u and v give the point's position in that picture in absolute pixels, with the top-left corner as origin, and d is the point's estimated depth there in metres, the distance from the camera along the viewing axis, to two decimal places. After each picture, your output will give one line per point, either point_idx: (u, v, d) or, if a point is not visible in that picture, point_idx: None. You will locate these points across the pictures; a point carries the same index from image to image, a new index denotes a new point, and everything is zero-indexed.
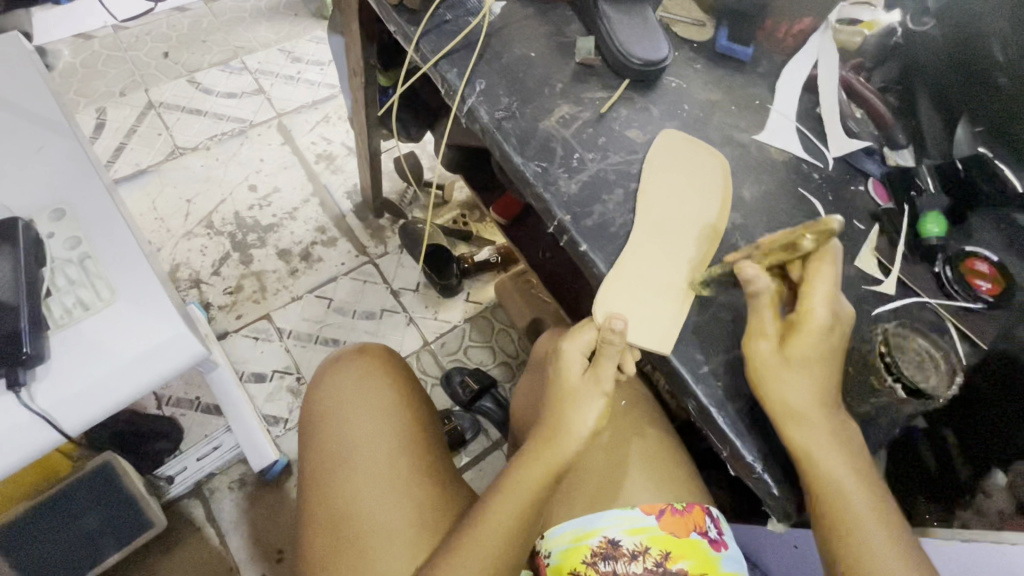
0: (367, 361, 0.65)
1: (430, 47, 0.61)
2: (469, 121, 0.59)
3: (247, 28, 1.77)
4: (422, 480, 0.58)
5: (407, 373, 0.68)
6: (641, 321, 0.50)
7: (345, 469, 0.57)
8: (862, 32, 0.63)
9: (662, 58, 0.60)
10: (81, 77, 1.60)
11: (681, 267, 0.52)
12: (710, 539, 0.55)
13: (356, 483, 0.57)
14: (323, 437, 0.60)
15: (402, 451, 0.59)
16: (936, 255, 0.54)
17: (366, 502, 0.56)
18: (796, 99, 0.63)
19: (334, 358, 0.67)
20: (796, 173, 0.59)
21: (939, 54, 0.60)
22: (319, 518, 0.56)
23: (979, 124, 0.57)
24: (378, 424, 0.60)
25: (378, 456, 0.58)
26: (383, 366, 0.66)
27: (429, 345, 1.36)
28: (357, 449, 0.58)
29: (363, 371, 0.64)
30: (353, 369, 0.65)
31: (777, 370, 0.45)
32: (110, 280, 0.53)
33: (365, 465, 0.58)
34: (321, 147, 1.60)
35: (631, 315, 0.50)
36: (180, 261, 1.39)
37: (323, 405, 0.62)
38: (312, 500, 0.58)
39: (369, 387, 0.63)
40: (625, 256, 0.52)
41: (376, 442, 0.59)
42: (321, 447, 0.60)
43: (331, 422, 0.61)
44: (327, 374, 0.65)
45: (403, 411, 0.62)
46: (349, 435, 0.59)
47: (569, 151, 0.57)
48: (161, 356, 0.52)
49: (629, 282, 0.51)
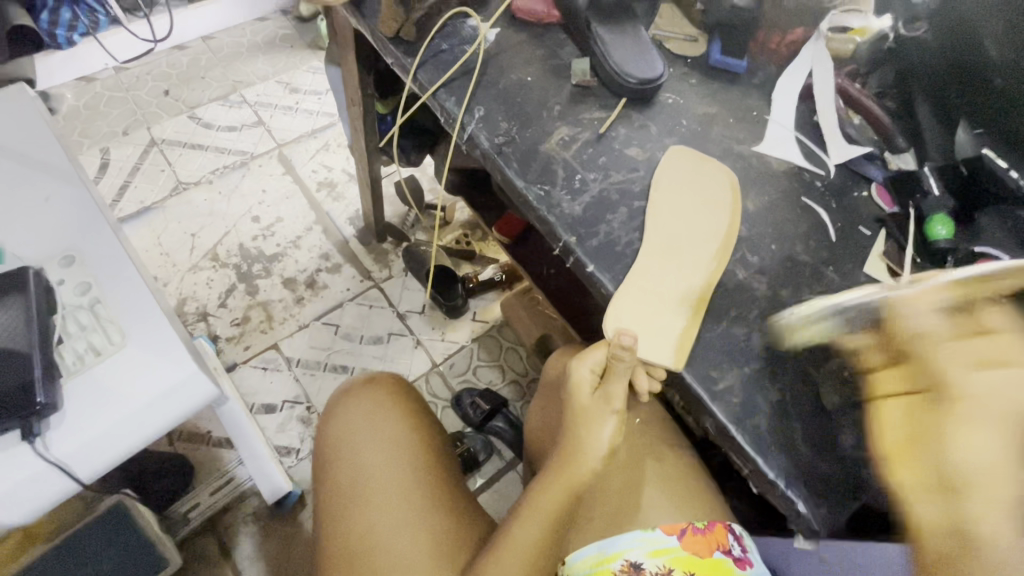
0: (379, 389, 0.65)
1: (428, 77, 0.62)
2: (470, 147, 0.59)
3: (245, 62, 1.80)
4: (440, 507, 0.57)
5: (418, 400, 0.67)
6: (652, 333, 0.49)
7: (362, 498, 0.57)
8: (854, 39, 0.64)
9: (658, 76, 0.61)
10: (85, 119, 1.63)
11: (692, 282, 0.51)
12: (734, 557, 0.53)
13: (372, 512, 0.56)
14: (337, 467, 0.60)
15: (419, 477, 0.59)
16: (947, 257, 0.54)
17: (384, 531, 0.55)
18: (793, 109, 0.63)
19: (346, 387, 0.67)
20: (798, 182, 0.59)
21: (935, 60, 0.58)
22: (335, 548, 0.55)
23: (979, 126, 0.55)
24: (393, 451, 0.60)
25: (393, 483, 0.58)
26: (394, 394, 0.66)
27: (438, 367, 1.36)
28: (372, 477, 0.58)
29: (376, 399, 0.64)
30: (366, 398, 0.65)
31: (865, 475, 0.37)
32: (120, 324, 0.54)
33: (382, 493, 0.57)
34: (322, 175, 1.61)
35: (640, 332, 0.49)
36: (186, 295, 1.40)
37: (336, 433, 0.62)
38: (328, 528, 0.57)
39: (384, 415, 0.63)
40: (631, 276, 0.51)
41: (392, 469, 0.59)
42: (336, 477, 0.59)
43: (346, 451, 0.60)
44: (339, 403, 0.65)
45: (418, 437, 0.62)
46: (364, 461, 0.59)
47: (570, 173, 0.57)
48: (175, 397, 0.52)
49: (634, 299, 0.50)
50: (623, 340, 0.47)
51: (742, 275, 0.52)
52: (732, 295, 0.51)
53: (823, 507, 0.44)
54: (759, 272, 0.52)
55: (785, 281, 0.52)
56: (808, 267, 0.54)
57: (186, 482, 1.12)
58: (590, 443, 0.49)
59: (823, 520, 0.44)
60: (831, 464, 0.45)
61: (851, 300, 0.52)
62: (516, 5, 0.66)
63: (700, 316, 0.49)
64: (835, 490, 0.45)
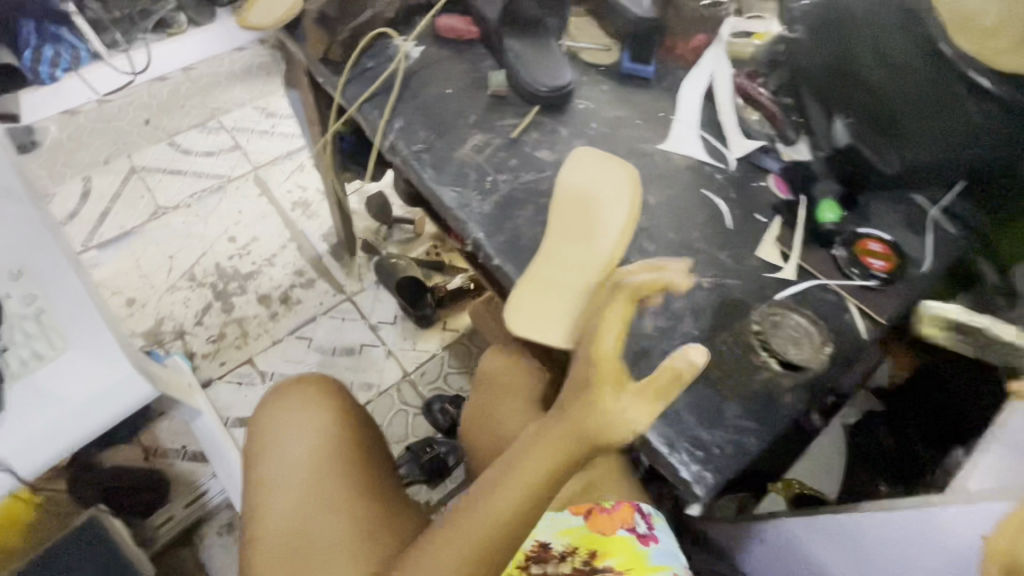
0: (309, 388, 0.68)
1: (354, 93, 0.67)
2: (391, 155, 0.64)
3: (223, 90, 1.87)
4: (363, 498, 0.60)
5: (348, 397, 0.70)
6: (551, 320, 0.53)
7: (285, 491, 0.60)
8: (754, 42, 0.70)
9: (566, 84, 0.66)
10: (68, 150, 1.69)
11: (583, 279, 0.54)
12: (638, 534, 0.54)
13: (295, 504, 0.59)
14: (266, 461, 0.62)
15: (341, 471, 0.61)
16: (834, 239, 0.58)
17: (307, 520, 0.58)
18: (697, 109, 0.67)
19: (280, 384, 0.69)
20: (698, 175, 0.63)
21: (817, 58, 0.61)
22: (260, 540, 0.58)
23: (852, 116, 0.60)
24: (319, 447, 0.62)
25: (315, 476, 0.61)
26: (324, 391, 0.68)
27: (410, 376, 1.39)
28: (300, 470, 0.61)
29: (305, 397, 0.66)
30: (297, 394, 0.67)
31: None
32: (62, 330, 0.56)
33: (307, 485, 0.60)
34: (296, 194, 1.66)
35: (529, 322, 0.53)
36: (164, 315, 1.44)
37: (265, 430, 0.65)
38: (254, 521, 0.59)
39: (314, 411, 0.65)
40: (526, 270, 0.55)
41: (318, 463, 0.61)
42: (265, 472, 0.61)
43: (275, 447, 0.63)
44: (271, 401, 0.67)
45: (343, 433, 0.64)
46: (290, 457, 0.62)
47: (482, 175, 0.61)
48: (116, 399, 0.57)
49: (528, 292, 0.54)
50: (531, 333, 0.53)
51: (638, 263, 0.56)
52: None
53: (706, 473, 0.46)
54: (654, 260, 0.56)
55: (678, 267, 0.56)
56: (702, 253, 0.57)
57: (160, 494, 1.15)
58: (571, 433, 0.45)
59: (707, 487, 0.46)
60: (716, 433, 0.48)
61: (740, 282, 0.56)
62: (439, 23, 0.71)
63: (595, 301, 0.53)
64: (720, 456, 0.47)
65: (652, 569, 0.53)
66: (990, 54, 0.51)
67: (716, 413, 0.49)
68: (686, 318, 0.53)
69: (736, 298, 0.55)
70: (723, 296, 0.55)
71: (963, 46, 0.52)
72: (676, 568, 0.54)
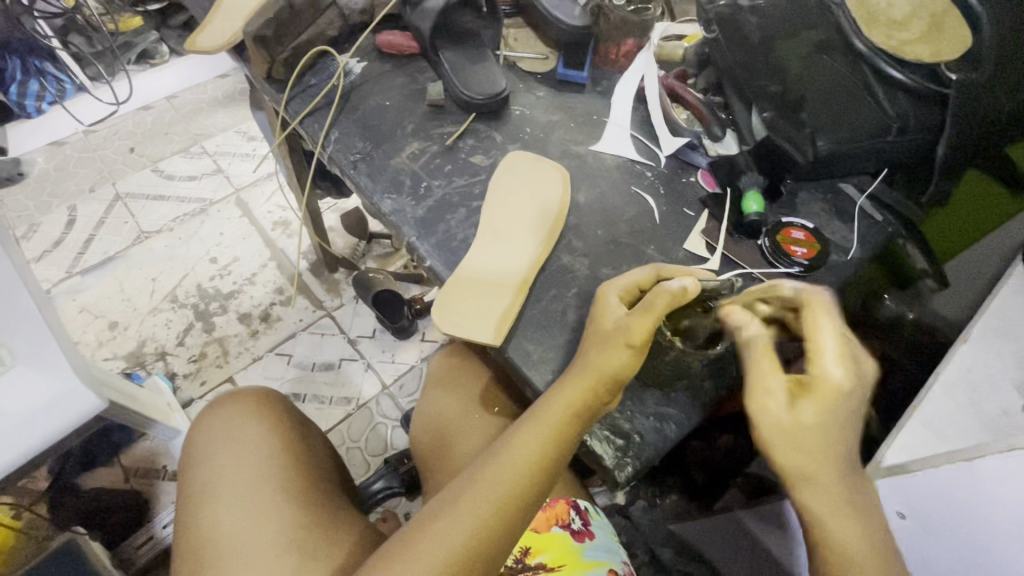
0: (242, 401, 0.69)
1: (296, 108, 0.69)
2: (331, 166, 0.66)
3: (206, 116, 1.92)
4: (299, 506, 0.60)
5: (282, 408, 0.71)
6: (478, 316, 0.53)
7: (218, 497, 0.59)
8: (684, 45, 0.73)
9: (500, 90, 0.67)
10: (54, 180, 1.73)
11: (511, 276, 0.55)
12: (572, 531, 0.55)
13: (227, 511, 0.58)
14: (200, 472, 0.62)
15: (275, 476, 0.61)
16: (759, 229, 0.59)
17: (241, 527, 0.57)
18: (629, 110, 0.69)
19: (218, 400, 0.70)
20: (629, 173, 0.65)
21: (733, 57, 0.63)
22: (196, 548, 0.56)
23: (767, 109, 0.61)
24: (253, 454, 0.63)
25: (250, 481, 0.60)
26: (258, 405, 0.69)
27: (388, 389, 1.40)
28: (239, 477, 0.61)
29: (239, 410, 0.68)
30: (233, 408, 0.68)
31: (792, 424, 0.42)
32: (12, 347, 0.59)
33: (241, 492, 0.59)
34: (277, 215, 1.69)
35: (460, 316, 0.53)
36: (146, 337, 1.46)
37: (199, 444, 0.65)
38: (184, 530, 0.58)
39: (252, 422, 0.66)
40: (457, 271, 0.56)
41: (252, 471, 0.61)
42: (200, 481, 0.61)
43: (210, 458, 0.63)
44: (204, 418, 0.68)
45: (279, 441, 0.65)
46: (224, 465, 0.62)
47: (417, 181, 0.63)
48: (60, 409, 0.57)
49: (460, 291, 0.55)
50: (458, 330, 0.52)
51: (566, 259, 0.58)
52: (554, 277, 0.56)
53: (626, 459, 0.47)
54: (582, 256, 0.58)
55: (605, 262, 0.58)
56: (629, 248, 0.59)
57: (138, 514, 1.15)
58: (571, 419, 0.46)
59: (626, 474, 0.47)
60: (637, 422, 0.49)
61: None
62: (380, 39, 0.74)
63: (522, 296, 0.54)
64: (640, 444, 0.48)
65: (585, 564, 0.52)
66: (898, 44, 0.57)
67: (638, 403, 0.50)
68: None
69: None
70: None
71: (872, 39, 0.58)
72: (610, 563, 0.54)
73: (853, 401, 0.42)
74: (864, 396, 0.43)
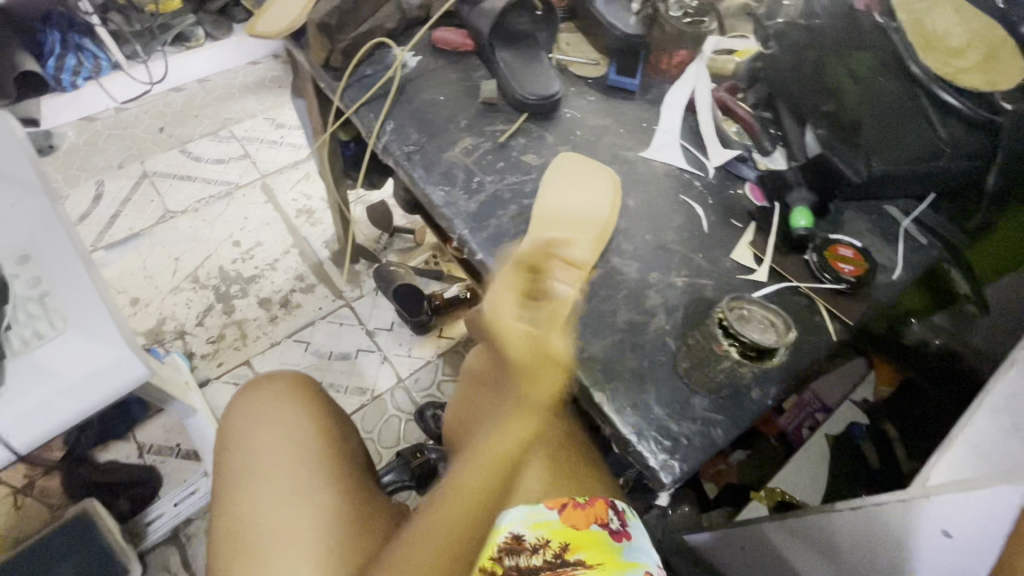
0: (280, 383, 0.69)
1: (351, 97, 0.70)
2: (384, 155, 0.67)
3: (236, 102, 1.93)
4: (336, 491, 0.60)
5: (320, 391, 0.72)
6: (531, 310, 0.54)
7: (255, 478, 0.60)
8: (735, 59, 0.74)
9: (554, 93, 0.69)
10: (83, 154, 1.75)
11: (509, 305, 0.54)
12: (610, 530, 0.55)
13: (264, 494, 0.59)
14: (238, 454, 0.63)
15: (312, 460, 0.62)
16: (806, 244, 0.60)
17: (278, 511, 0.58)
18: (678, 120, 0.70)
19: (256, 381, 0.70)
20: (677, 182, 0.65)
21: (789, 73, 0.67)
22: (233, 527, 0.57)
23: (822, 127, 0.64)
24: (290, 437, 0.63)
25: (287, 463, 0.61)
26: (295, 387, 0.70)
27: (403, 382, 1.40)
28: (272, 462, 0.61)
29: (277, 391, 0.68)
30: (270, 391, 0.68)
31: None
32: (64, 313, 0.61)
33: (277, 475, 0.60)
34: (301, 203, 1.70)
35: (512, 310, 0.54)
36: (166, 315, 1.46)
37: (238, 421, 0.66)
38: (222, 508, 0.59)
39: (287, 407, 0.67)
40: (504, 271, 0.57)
41: (290, 455, 0.62)
42: (236, 465, 0.62)
43: (247, 439, 0.64)
44: (243, 395, 0.69)
45: (316, 423, 0.66)
46: (261, 447, 0.62)
47: (470, 175, 0.64)
48: (106, 376, 0.58)
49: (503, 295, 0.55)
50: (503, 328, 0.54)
51: (615, 261, 0.58)
52: (604, 278, 0.57)
53: (673, 461, 0.48)
54: (631, 259, 0.59)
55: (654, 267, 0.58)
56: (678, 253, 0.59)
57: (151, 490, 1.15)
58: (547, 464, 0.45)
59: (674, 475, 0.47)
60: (684, 424, 0.49)
61: (715, 282, 0.58)
62: (436, 35, 0.75)
63: (574, 291, 0.55)
64: (687, 444, 0.48)
65: (624, 563, 0.52)
66: (953, 71, 0.56)
67: (685, 405, 0.50)
68: (660, 314, 0.55)
69: (709, 298, 0.57)
70: (697, 295, 0.57)
71: (928, 64, 0.57)
72: (648, 565, 0.53)
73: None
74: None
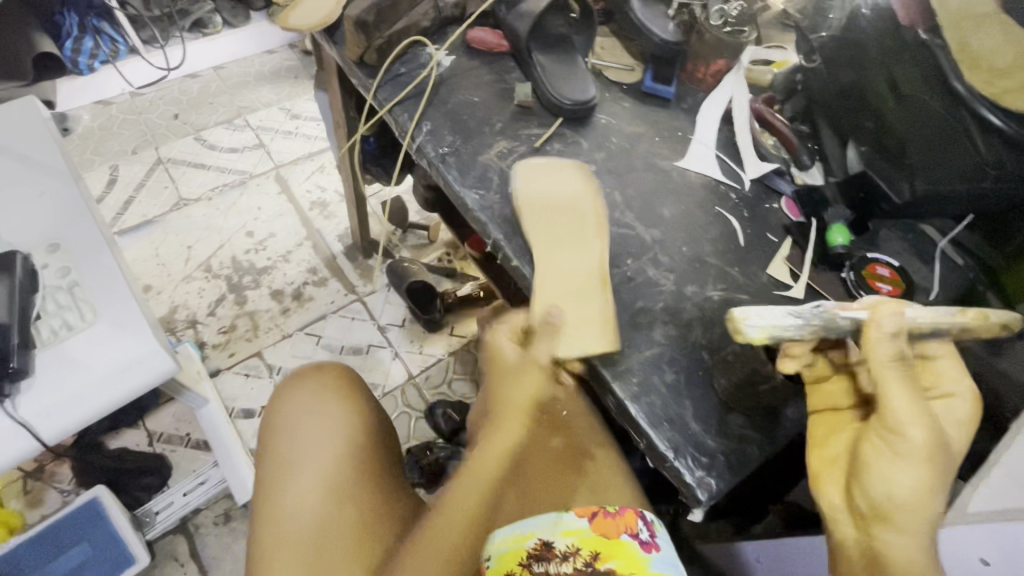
0: (324, 375, 0.67)
1: (386, 95, 0.70)
2: (418, 156, 0.66)
3: (252, 90, 1.91)
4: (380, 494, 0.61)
5: (361, 383, 0.69)
6: (577, 328, 0.53)
7: (302, 476, 0.59)
8: (773, 70, 0.74)
9: (589, 98, 0.68)
10: (98, 138, 1.73)
11: (518, 382, 0.54)
12: (641, 540, 0.56)
13: (311, 494, 0.58)
14: (281, 452, 0.61)
15: (358, 461, 0.62)
16: (843, 262, 0.59)
17: (325, 520, 0.58)
18: (714, 130, 0.70)
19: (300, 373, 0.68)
20: (713, 193, 0.65)
21: (830, 88, 0.66)
22: (277, 523, 0.57)
23: (863, 144, 0.62)
24: (335, 436, 0.62)
25: (333, 463, 0.61)
26: (339, 380, 0.67)
27: (414, 379, 1.39)
28: (319, 467, 0.60)
29: (321, 383, 0.66)
30: (316, 384, 0.66)
31: (934, 473, 0.42)
32: (94, 304, 0.60)
33: (324, 475, 0.60)
34: (315, 194, 1.68)
35: (568, 334, 0.53)
36: (178, 303, 1.44)
37: (281, 413, 0.64)
38: (264, 502, 0.59)
39: (333, 405, 0.64)
40: (540, 294, 0.56)
41: (336, 455, 0.61)
42: (279, 464, 0.60)
43: (290, 436, 0.62)
44: (287, 383, 0.67)
45: (361, 421, 0.65)
46: (306, 444, 0.61)
47: (505, 179, 0.63)
48: (135, 370, 0.57)
49: (552, 327, 0.53)
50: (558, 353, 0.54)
51: (651, 272, 0.58)
52: (639, 289, 0.57)
53: (710, 477, 0.47)
54: (667, 270, 0.58)
55: (690, 279, 0.58)
56: (714, 265, 0.59)
57: (161, 480, 1.13)
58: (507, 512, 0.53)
59: (710, 490, 0.47)
60: (720, 440, 0.49)
61: (751, 297, 0.57)
62: (471, 35, 0.74)
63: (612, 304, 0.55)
64: (723, 459, 0.48)
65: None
66: (997, 92, 0.51)
67: (721, 421, 0.50)
68: (696, 328, 0.55)
69: None
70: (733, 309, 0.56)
71: (972, 83, 0.53)
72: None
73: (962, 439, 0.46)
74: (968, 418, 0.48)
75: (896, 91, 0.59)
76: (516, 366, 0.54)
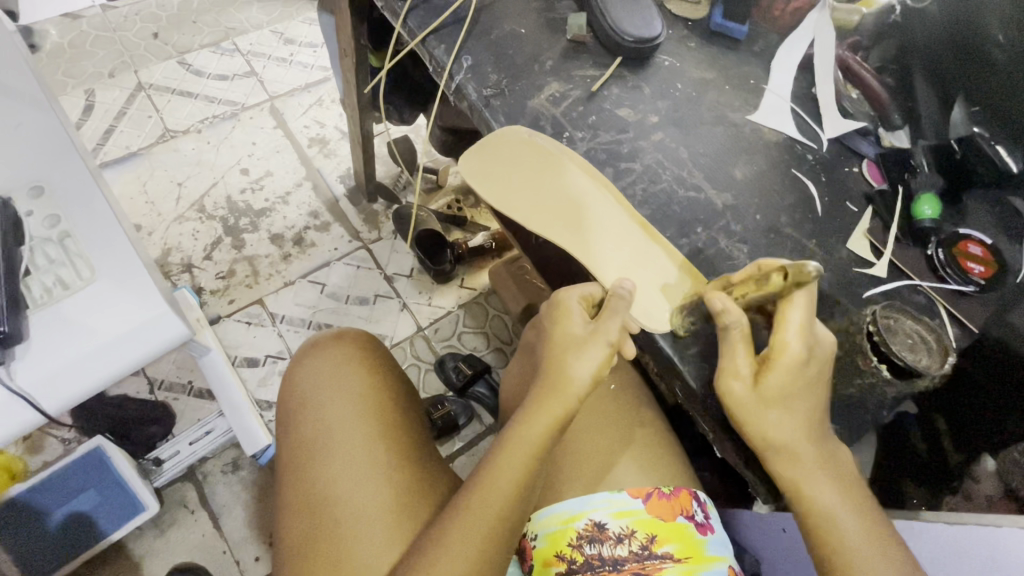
0: (345, 348, 0.65)
1: (417, 23, 0.60)
2: (457, 98, 0.58)
3: (239, 9, 1.72)
4: (403, 466, 0.57)
5: (387, 360, 0.68)
6: (649, 298, 0.50)
7: (326, 450, 0.57)
8: (860, 11, 0.62)
9: (655, 35, 0.59)
10: (69, 58, 1.56)
11: (584, 356, 0.49)
12: (696, 523, 0.56)
13: (334, 468, 0.56)
14: (302, 423, 0.60)
15: (381, 434, 0.59)
16: (929, 238, 0.54)
17: (346, 490, 0.55)
18: (791, 79, 0.61)
19: (315, 343, 0.67)
20: (789, 153, 0.58)
21: (936, 34, 0.59)
22: (306, 497, 0.56)
23: (975, 103, 0.57)
24: (357, 407, 0.60)
25: (355, 436, 0.58)
26: (362, 354, 0.65)
27: (423, 331, 1.32)
28: (336, 434, 0.58)
29: (343, 356, 0.64)
30: (339, 355, 0.64)
31: (754, 410, 0.44)
32: (89, 258, 0.53)
33: (346, 448, 0.57)
34: (314, 131, 1.55)
35: (642, 302, 0.50)
36: (171, 245, 1.35)
37: (303, 386, 0.62)
38: (294, 478, 0.58)
39: (349, 374, 0.62)
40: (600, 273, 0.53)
41: (357, 427, 0.59)
42: (300, 436, 0.59)
43: (313, 410, 0.60)
44: (309, 355, 0.65)
45: (383, 393, 0.62)
46: (329, 416, 0.59)
47: (559, 130, 0.56)
48: (142, 337, 0.51)
49: (625, 302, 0.48)
50: (623, 287, 0.48)
51: (722, 244, 0.53)
52: (708, 263, 0.52)
53: (780, 470, 0.46)
54: (740, 242, 0.53)
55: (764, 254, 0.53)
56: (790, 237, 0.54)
57: (166, 429, 1.08)
58: (537, 436, 0.49)
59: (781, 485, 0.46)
60: None
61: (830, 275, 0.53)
62: None
63: (663, 256, 0.52)
64: None
65: (709, 557, 0.54)
66: None
67: None
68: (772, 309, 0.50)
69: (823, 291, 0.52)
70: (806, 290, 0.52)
71: None
72: (728, 558, 0.56)
73: (807, 375, 0.44)
74: (826, 356, 0.45)
75: (1010, 35, 0.54)
76: (582, 338, 0.49)
